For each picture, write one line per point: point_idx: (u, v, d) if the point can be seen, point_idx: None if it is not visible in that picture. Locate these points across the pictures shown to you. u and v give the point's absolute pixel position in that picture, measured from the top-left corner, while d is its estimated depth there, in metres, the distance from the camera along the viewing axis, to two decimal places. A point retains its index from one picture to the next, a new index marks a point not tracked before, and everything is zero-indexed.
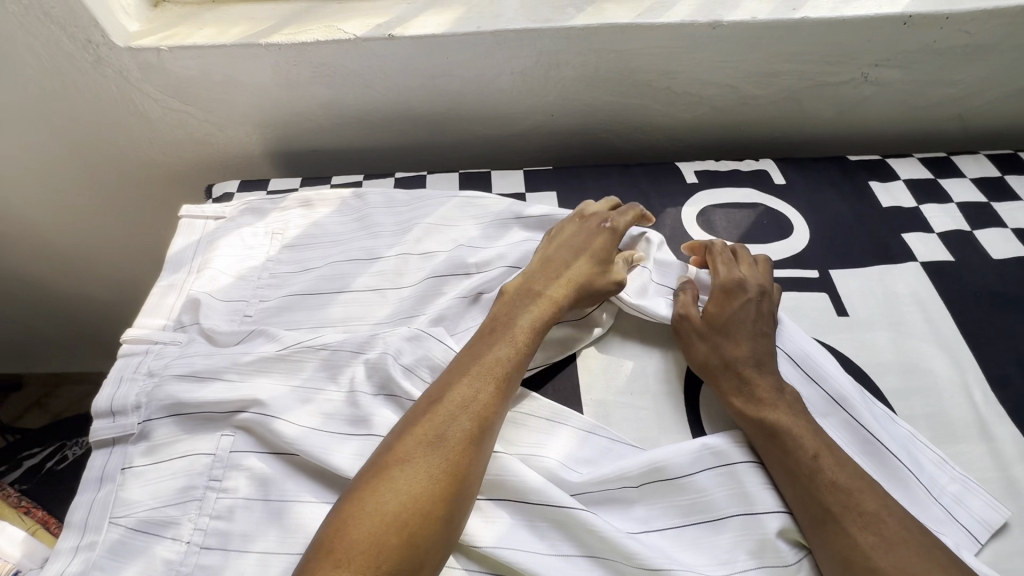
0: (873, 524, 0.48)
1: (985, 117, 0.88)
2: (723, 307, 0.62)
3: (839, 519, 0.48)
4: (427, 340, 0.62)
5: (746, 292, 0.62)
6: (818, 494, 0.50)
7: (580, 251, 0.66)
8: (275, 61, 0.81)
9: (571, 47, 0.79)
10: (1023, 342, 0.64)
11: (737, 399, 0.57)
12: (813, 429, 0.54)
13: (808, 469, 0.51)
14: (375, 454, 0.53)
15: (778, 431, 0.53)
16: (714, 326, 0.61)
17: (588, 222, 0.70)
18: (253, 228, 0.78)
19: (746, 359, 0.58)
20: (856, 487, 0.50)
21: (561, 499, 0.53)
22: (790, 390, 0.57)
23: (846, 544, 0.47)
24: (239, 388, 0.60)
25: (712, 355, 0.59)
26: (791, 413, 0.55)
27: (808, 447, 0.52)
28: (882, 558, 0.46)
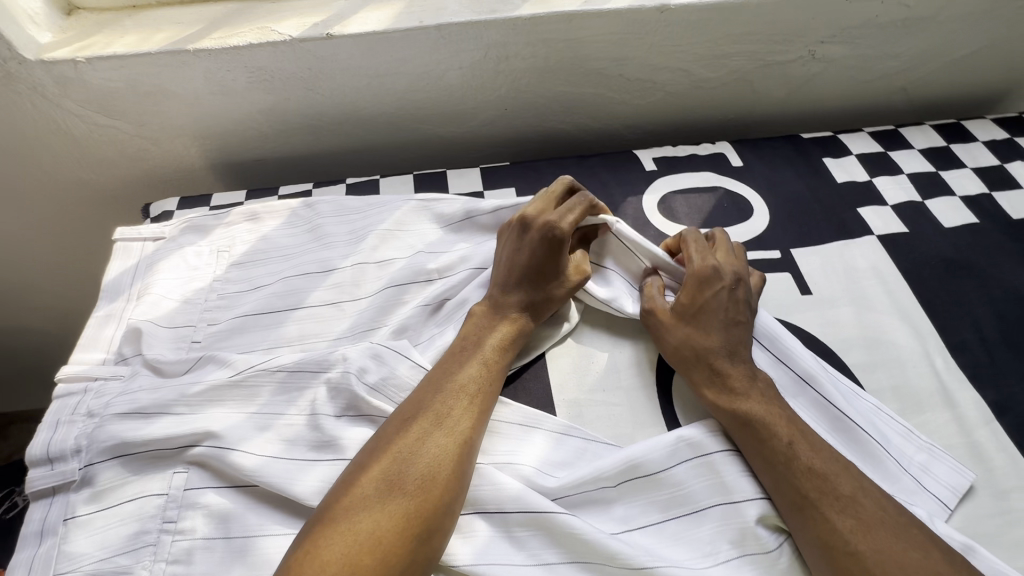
0: (849, 507, 0.48)
1: (928, 88, 0.90)
2: (696, 296, 0.60)
3: (816, 504, 0.48)
4: (390, 354, 0.59)
5: (719, 279, 0.61)
6: (795, 481, 0.50)
7: (525, 266, 0.62)
8: (206, 68, 0.76)
9: (519, 38, 0.76)
10: (978, 308, 0.66)
11: (710, 390, 0.56)
12: (788, 416, 0.54)
13: (785, 457, 0.51)
14: (344, 474, 0.51)
15: (752, 420, 0.53)
16: (684, 317, 0.60)
17: (530, 229, 0.63)
18: (197, 246, 0.73)
19: (718, 349, 0.57)
20: (832, 470, 0.50)
21: (538, 506, 0.51)
22: (762, 376, 0.56)
23: (824, 529, 0.47)
24: (190, 422, 0.56)
25: (684, 347, 0.58)
26: (765, 402, 0.54)
27: (782, 434, 0.52)
28: (862, 541, 0.46)
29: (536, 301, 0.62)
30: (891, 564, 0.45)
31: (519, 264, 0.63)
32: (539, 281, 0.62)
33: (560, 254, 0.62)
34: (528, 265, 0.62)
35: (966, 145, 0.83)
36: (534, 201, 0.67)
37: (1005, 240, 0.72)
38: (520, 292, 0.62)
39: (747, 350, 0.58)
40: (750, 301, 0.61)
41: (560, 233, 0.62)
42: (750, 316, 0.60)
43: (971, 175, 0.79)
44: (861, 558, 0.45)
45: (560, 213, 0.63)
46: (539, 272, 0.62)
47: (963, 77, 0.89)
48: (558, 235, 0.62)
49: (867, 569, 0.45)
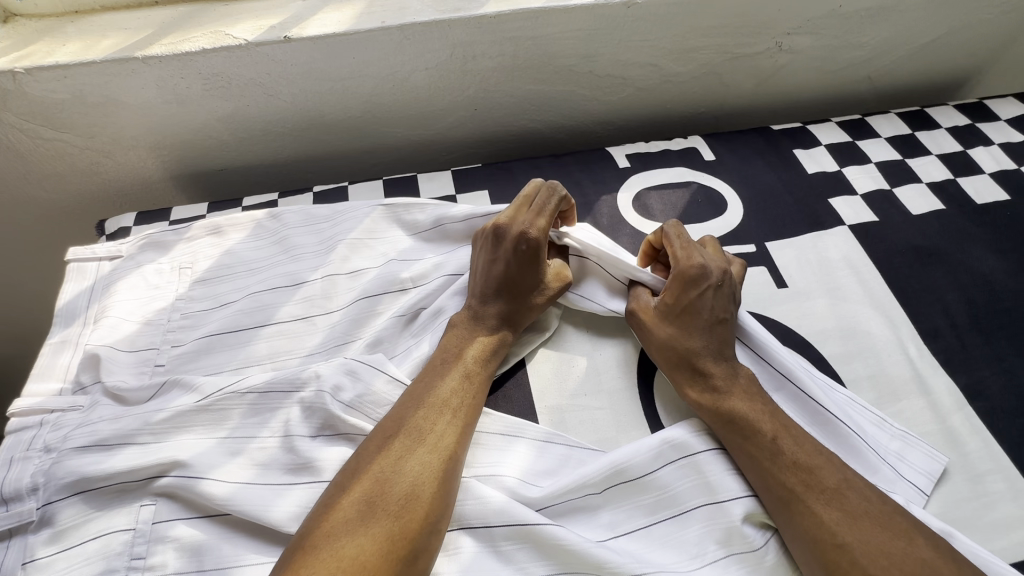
0: (834, 499, 0.48)
1: (891, 77, 0.91)
2: (680, 296, 0.59)
3: (802, 498, 0.48)
4: (365, 370, 0.57)
5: (706, 278, 0.58)
6: (780, 476, 0.50)
7: (500, 277, 0.60)
8: (158, 75, 0.72)
9: (485, 36, 0.74)
10: (947, 293, 0.67)
11: (694, 390, 0.56)
12: (771, 412, 0.54)
13: (770, 454, 0.51)
14: (324, 497, 0.49)
15: (736, 417, 0.53)
16: (668, 317, 0.59)
17: (503, 240, 0.61)
18: (157, 264, 0.70)
19: (700, 349, 0.57)
20: (815, 464, 0.50)
21: (523, 517, 0.50)
22: (745, 373, 0.56)
23: (811, 523, 0.47)
24: (156, 451, 0.53)
25: (669, 348, 0.58)
26: (748, 399, 0.54)
27: (767, 430, 0.52)
28: (848, 533, 0.46)
29: (514, 310, 0.61)
30: (878, 555, 0.45)
31: (494, 277, 0.61)
32: (516, 293, 0.61)
33: (535, 263, 0.60)
34: (502, 275, 0.60)
35: (930, 132, 0.85)
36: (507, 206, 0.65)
37: (971, 225, 0.73)
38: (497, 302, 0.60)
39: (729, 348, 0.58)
40: (734, 297, 0.60)
41: (533, 242, 0.60)
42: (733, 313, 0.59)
43: (937, 162, 0.80)
44: (847, 550, 0.46)
45: (532, 220, 0.61)
46: (515, 284, 0.60)
47: (924, 65, 0.90)
48: (531, 245, 0.60)
49: (854, 561, 0.45)
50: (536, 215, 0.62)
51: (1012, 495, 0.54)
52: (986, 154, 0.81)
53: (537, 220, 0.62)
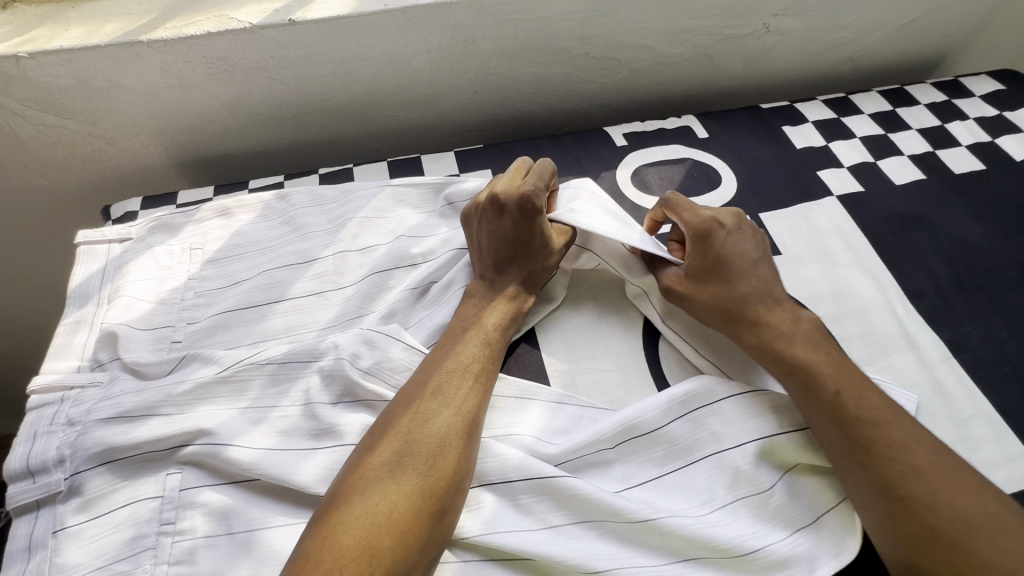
0: (901, 453, 0.49)
1: (872, 57, 0.95)
2: (712, 247, 0.61)
3: (868, 450, 0.49)
4: (382, 339, 0.59)
5: (718, 226, 0.62)
6: (843, 427, 0.51)
7: (510, 243, 0.63)
8: (163, 59, 0.73)
9: (486, 19, 0.76)
10: (930, 257, 0.71)
11: (753, 338, 0.57)
12: (833, 364, 0.54)
13: (831, 405, 0.52)
14: (352, 458, 0.51)
15: (797, 366, 0.55)
16: (709, 269, 0.61)
17: (506, 208, 0.63)
18: (167, 246, 0.70)
19: (752, 298, 0.59)
20: (881, 417, 0.51)
21: (543, 471, 0.53)
22: (807, 322, 0.58)
23: (874, 473, 0.49)
24: (181, 421, 0.55)
25: (720, 301, 0.59)
26: (807, 348, 0.55)
27: (828, 385, 0.53)
28: (914, 486, 0.47)
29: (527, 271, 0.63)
30: (943, 506, 0.46)
31: (504, 244, 0.63)
32: (526, 257, 0.63)
33: (540, 224, 0.63)
34: (512, 239, 0.63)
35: (910, 108, 0.89)
36: (501, 179, 0.67)
37: (950, 193, 0.77)
38: (509, 266, 0.63)
39: (777, 298, 0.60)
40: (761, 243, 0.63)
41: (537, 204, 0.63)
42: (763, 254, 0.63)
43: (917, 136, 0.85)
44: (910, 501, 0.47)
45: (532, 184, 0.64)
46: (524, 247, 0.63)
47: (902, 45, 0.95)
48: (535, 206, 0.62)
49: (917, 510, 0.46)
50: (533, 180, 0.65)
51: (995, 438, 0.57)
52: (963, 128, 0.85)
53: (537, 184, 0.64)
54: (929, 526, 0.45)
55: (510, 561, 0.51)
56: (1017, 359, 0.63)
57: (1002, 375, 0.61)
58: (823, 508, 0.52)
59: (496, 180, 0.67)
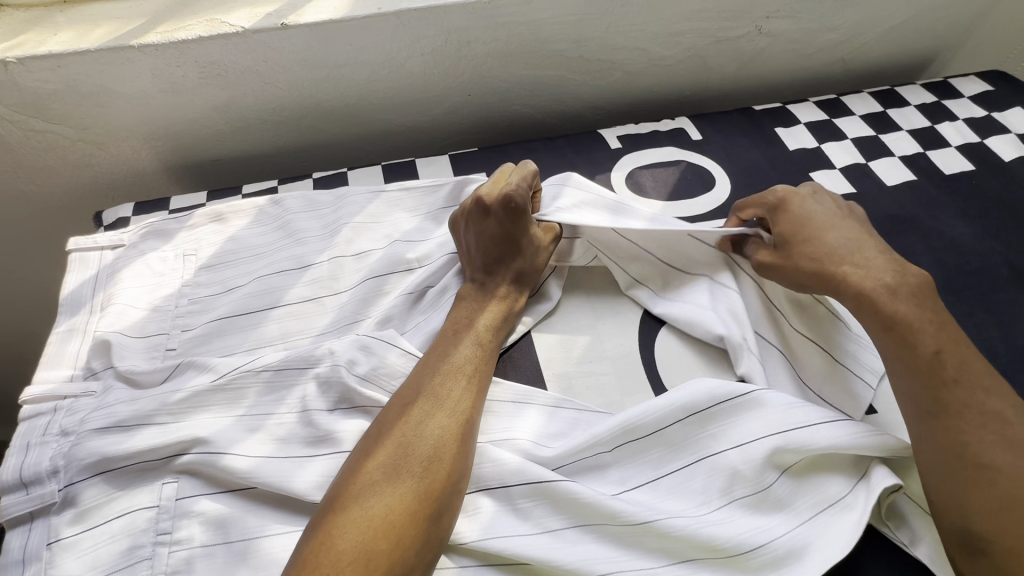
0: (995, 424, 0.48)
1: (863, 58, 0.96)
2: (798, 212, 0.63)
3: (959, 416, 0.49)
4: (378, 345, 0.59)
5: (798, 194, 0.65)
6: (941, 386, 0.50)
7: (497, 247, 0.63)
8: (154, 64, 0.72)
9: (479, 22, 0.76)
10: (921, 257, 0.72)
11: (851, 292, 0.56)
12: (937, 326, 0.52)
13: (930, 366, 0.51)
14: (347, 463, 0.51)
15: (897, 322, 0.53)
16: (794, 230, 0.62)
17: (491, 211, 0.63)
18: (160, 252, 0.70)
19: (844, 253, 0.58)
20: (982, 384, 0.50)
21: (541, 474, 0.53)
22: (910, 278, 0.56)
23: (958, 439, 0.48)
24: (176, 430, 0.54)
25: (808, 257, 0.59)
26: (913, 307, 0.53)
27: (929, 344, 0.51)
28: (999, 458, 0.46)
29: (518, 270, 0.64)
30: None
31: (491, 247, 0.63)
32: (514, 259, 0.64)
33: (526, 223, 0.63)
34: (500, 240, 0.63)
35: (900, 110, 0.90)
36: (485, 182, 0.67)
37: (941, 194, 0.78)
38: (498, 267, 0.63)
39: (873, 256, 0.58)
40: (847, 210, 0.64)
41: (522, 202, 0.63)
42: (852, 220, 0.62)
43: (907, 137, 0.85)
44: (990, 471, 0.46)
45: (516, 184, 0.64)
46: (511, 249, 0.63)
47: (893, 46, 0.95)
48: (520, 206, 0.63)
49: (996, 480, 0.46)
50: (517, 180, 0.65)
51: None
52: (952, 128, 0.86)
53: (520, 184, 0.64)
54: (1007, 498, 0.45)
55: (509, 567, 0.51)
56: (1006, 358, 0.63)
57: None
58: (818, 507, 0.52)
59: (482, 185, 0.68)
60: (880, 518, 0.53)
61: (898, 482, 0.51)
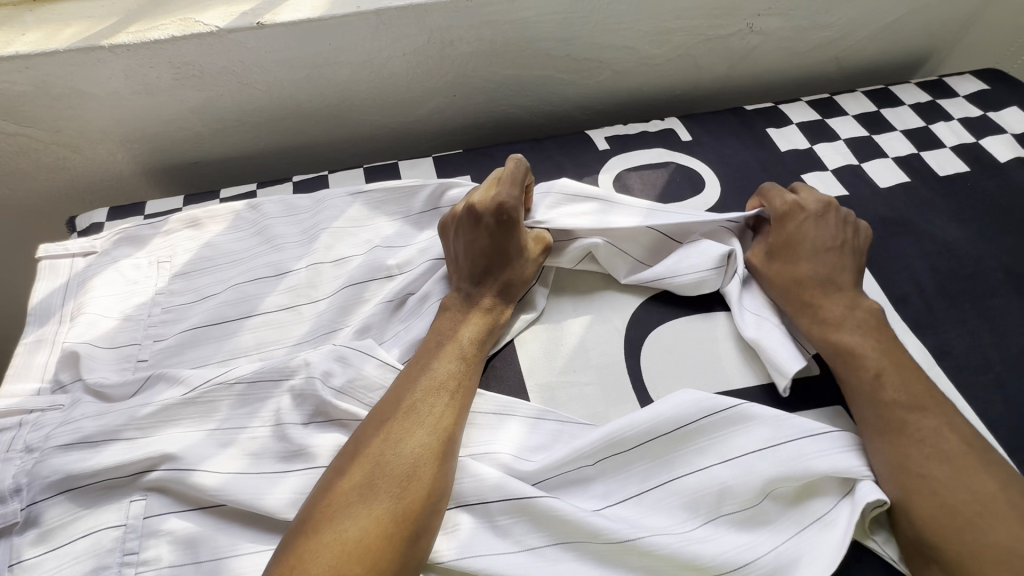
0: (932, 439, 0.51)
1: (856, 56, 0.94)
2: (787, 231, 0.65)
3: (898, 431, 0.52)
4: (355, 356, 0.57)
5: (800, 210, 0.66)
6: (880, 406, 0.53)
7: (486, 256, 0.62)
8: (126, 65, 0.70)
9: (462, 21, 0.74)
10: (914, 261, 0.70)
11: (804, 318, 0.61)
12: (881, 352, 0.56)
13: (870, 387, 0.55)
14: (321, 481, 0.49)
15: (841, 348, 0.57)
16: (772, 253, 0.65)
17: (482, 220, 0.62)
18: (133, 259, 0.68)
19: (811, 279, 0.62)
20: (920, 404, 0.53)
21: (521, 490, 0.51)
22: (862, 309, 0.60)
23: (898, 452, 0.51)
24: (144, 446, 0.53)
25: (774, 281, 0.64)
26: (859, 335, 0.58)
27: (869, 367, 0.55)
28: (935, 469, 0.49)
29: (507, 282, 0.62)
30: (961, 490, 0.48)
31: (479, 257, 0.62)
32: (502, 269, 0.62)
33: (516, 234, 0.62)
34: (489, 250, 0.61)
35: (894, 110, 0.88)
36: (476, 188, 0.65)
37: (934, 196, 0.76)
38: (485, 278, 0.62)
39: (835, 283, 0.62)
40: (841, 231, 0.65)
41: (513, 213, 0.61)
42: (842, 243, 0.64)
43: (901, 137, 0.84)
44: (928, 481, 0.49)
45: (508, 191, 0.62)
46: (499, 259, 0.62)
47: (887, 44, 0.93)
48: (511, 216, 0.61)
49: (935, 490, 0.48)
50: (510, 187, 0.63)
51: None
52: (946, 129, 0.84)
53: (513, 191, 0.63)
54: (945, 506, 0.48)
55: None
56: (1000, 366, 0.62)
57: (986, 382, 0.61)
58: (803, 524, 0.51)
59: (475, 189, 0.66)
60: (865, 532, 0.51)
61: (883, 498, 0.49)
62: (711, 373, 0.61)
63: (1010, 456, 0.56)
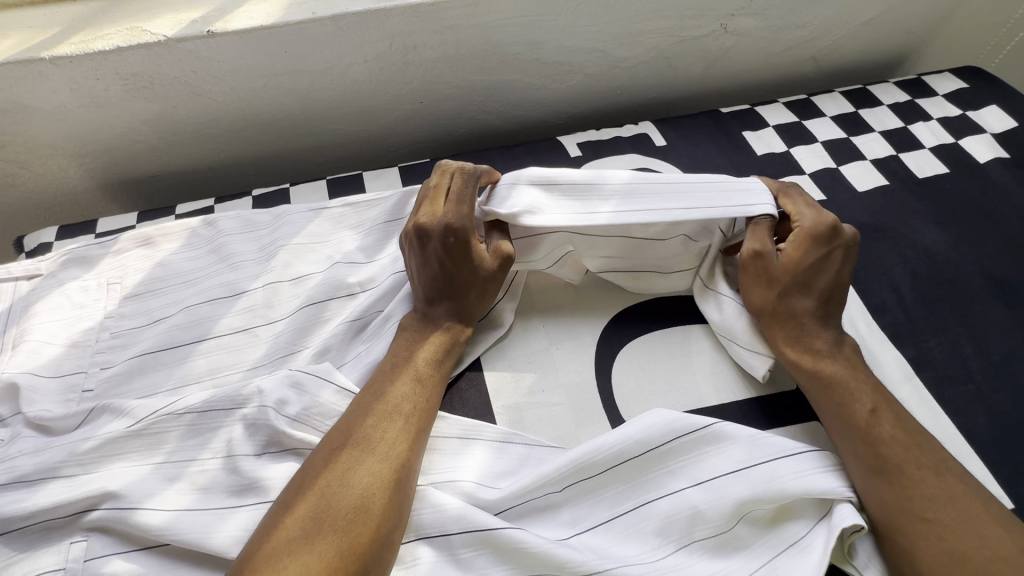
0: (932, 477, 0.48)
1: (834, 55, 0.92)
2: (805, 256, 0.58)
3: (897, 472, 0.49)
4: (311, 382, 0.54)
5: (837, 237, 0.59)
6: (876, 446, 0.50)
7: (437, 278, 0.59)
8: (70, 78, 0.67)
9: (423, 26, 0.71)
10: (892, 268, 0.68)
11: (792, 348, 0.57)
12: (871, 385, 0.54)
13: (867, 423, 0.51)
14: (268, 517, 0.46)
15: (834, 382, 0.54)
16: (787, 276, 0.58)
17: (427, 243, 0.58)
18: (82, 281, 0.65)
19: (811, 311, 0.58)
20: (915, 441, 0.51)
21: (482, 521, 0.49)
22: (847, 345, 0.57)
23: (902, 496, 0.48)
24: (85, 484, 0.50)
25: (765, 303, 0.59)
26: (850, 368, 0.55)
27: (865, 403, 0.53)
28: (940, 512, 0.47)
29: (462, 302, 0.60)
30: (969, 534, 0.45)
31: (428, 279, 0.59)
32: (459, 291, 0.59)
33: (468, 254, 0.59)
34: (439, 272, 0.58)
35: (872, 110, 0.86)
36: (423, 203, 0.62)
37: (914, 200, 0.74)
38: (441, 300, 0.59)
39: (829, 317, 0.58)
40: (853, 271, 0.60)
41: (462, 233, 0.58)
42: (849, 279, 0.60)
43: (879, 138, 0.82)
44: (935, 526, 0.46)
45: (456, 212, 0.59)
46: (451, 282, 0.59)
47: (865, 42, 0.91)
48: (459, 235, 0.58)
49: (943, 535, 0.46)
50: (456, 204, 0.60)
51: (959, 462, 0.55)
52: (926, 129, 0.82)
53: (461, 210, 0.60)
54: (953, 552, 0.45)
55: None
56: (980, 376, 0.60)
57: (966, 393, 0.59)
58: (778, 549, 0.49)
59: (419, 205, 0.62)
60: (842, 556, 0.49)
61: (861, 522, 0.47)
62: (687, 389, 0.59)
63: (991, 470, 0.55)
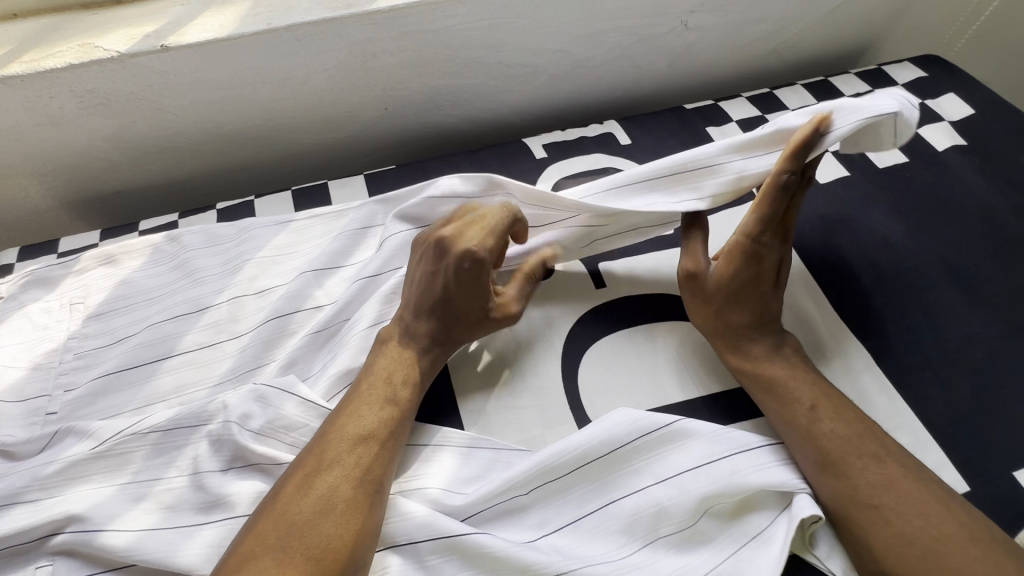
0: (873, 464, 0.50)
1: (796, 49, 0.93)
2: (732, 272, 0.58)
3: (841, 462, 0.50)
4: (274, 395, 0.54)
5: (765, 256, 0.58)
6: (818, 440, 0.51)
7: (437, 297, 0.58)
8: (23, 98, 0.66)
9: (381, 34, 0.71)
10: (853, 258, 0.69)
11: (733, 358, 0.59)
12: (811, 380, 0.55)
13: (806, 421, 0.53)
14: (236, 539, 0.47)
15: (774, 384, 0.56)
16: (719, 293, 0.59)
17: (443, 265, 0.58)
18: (44, 302, 0.65)
19: (747, 321, 0.59)
20: (856, 430, 0.52)
21: (450, 528, 0.49)
22: (788, 347, 0.58)
23: (846, 485, 0.49)
24: (50, 508, 0.50)
25: (703, 323, 0.61)
26: (789, 369, 0.56)
27: (804, 399, 0.54)
28: (885, 497, 0.48)
29: (446, 329, 0.58)
30: (913, 516, 0.47)
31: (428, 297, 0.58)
32: (449, 319, 0.58)
33: (477, 287, 0.58)
34: (441, 294, 0.58)
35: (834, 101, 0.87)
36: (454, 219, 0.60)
37: (874, 190, 0.76)
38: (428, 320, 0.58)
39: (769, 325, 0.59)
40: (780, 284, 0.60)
41: (479, 266, 0.57)
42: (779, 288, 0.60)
43: None
44: (882, 511, 0.48)
45: (483, 244, 0.58)
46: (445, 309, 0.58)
47: (826, 34, 0.92)
48: (476, 268, 0.57)
49: (890, 520, 0.47)
50: (485, 236, 0.58)
51: (917, 448, 0.56)
52: None
53: (487, 243, 0.58)
54: (904, 536, 0.46)
55: None
56: (939, 362, 0.61)
57: (924, 380, 0.60)
58: (742, 541, 0.50)
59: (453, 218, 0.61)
60: (803, 544, 0.50)
61: (818, 512, 0.48)
62: (653, 386, 0.60)
63: (947, 454, 0.56)
